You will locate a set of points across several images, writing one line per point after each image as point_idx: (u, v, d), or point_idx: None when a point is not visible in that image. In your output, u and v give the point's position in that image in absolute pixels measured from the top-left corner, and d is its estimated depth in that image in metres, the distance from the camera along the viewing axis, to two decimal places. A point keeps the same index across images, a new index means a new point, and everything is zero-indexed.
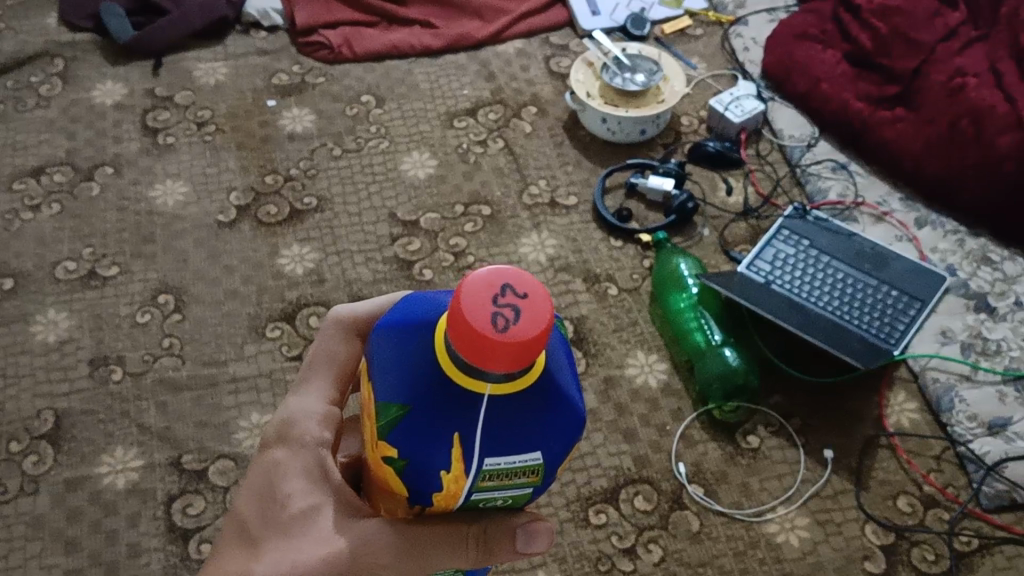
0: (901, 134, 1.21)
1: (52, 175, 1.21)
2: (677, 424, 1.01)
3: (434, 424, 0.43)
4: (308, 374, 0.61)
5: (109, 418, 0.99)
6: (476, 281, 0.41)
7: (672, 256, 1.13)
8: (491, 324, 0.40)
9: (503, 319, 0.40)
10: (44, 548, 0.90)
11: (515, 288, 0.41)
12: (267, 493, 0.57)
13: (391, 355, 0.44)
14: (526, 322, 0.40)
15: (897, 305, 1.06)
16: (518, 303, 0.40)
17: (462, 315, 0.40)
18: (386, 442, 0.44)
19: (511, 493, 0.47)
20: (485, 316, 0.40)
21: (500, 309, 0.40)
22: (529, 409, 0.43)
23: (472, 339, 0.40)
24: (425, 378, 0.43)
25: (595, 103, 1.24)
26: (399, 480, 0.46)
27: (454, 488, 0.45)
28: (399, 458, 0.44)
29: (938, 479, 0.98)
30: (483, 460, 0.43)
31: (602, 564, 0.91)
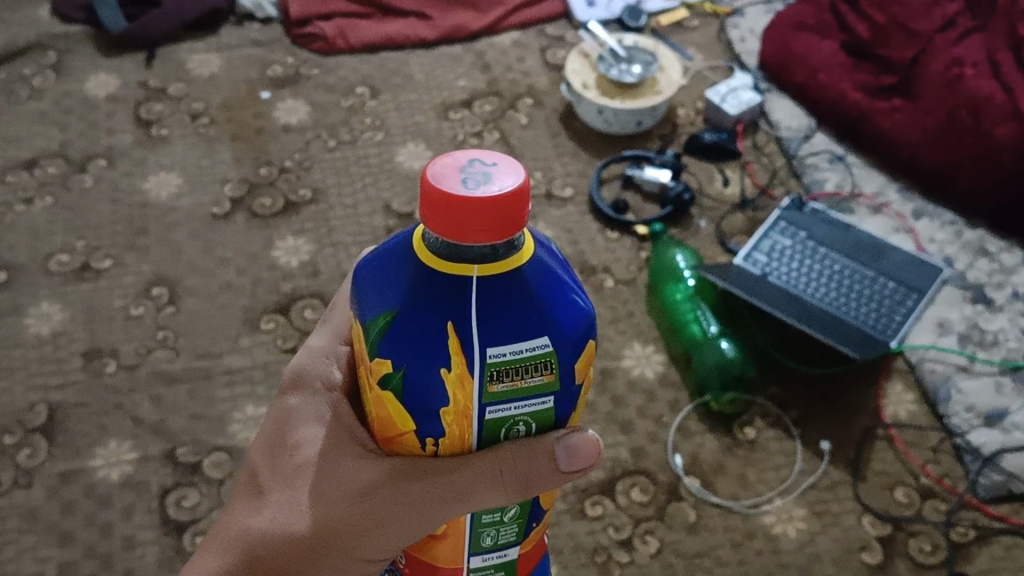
0: (898, 124, 1.21)
1: (44, 167, 1.21)
2: (674, 416, 1.01)
3: (426, 320, 0.42)
4: (328, 318, 0.64)
5: (102, 410, 0.99)
6: (446, 162, 0.43)
7: (669, 247, 1.13)
8: (462, 186, 0.41)
9: (475, 184, 0.41)
10: (38, 540, 0.90)
11: (482, 163, 0.43)
12: (280, 437, 0.60)
13: (376, 277, 0.45)
14: (500, 183, 0.42)
15: (894, 296, 1.06)
16: (486, 172, 0.42)
17: (434, 184, 0.42)
18: (381, 357, 0.44)
19: (527, 404, 0.45)
20: (458, 184, 0.41)
21: (469, 177, 0.42)
22: (522, 289, 0.43)
23: (446, 204, 0.41)
24: (410, 277, 0.43)
25: (590, 95, 1.24)
26: (400, 403, 0.45)
27: (462, 397, 0.44)
28: (395, 371, 0.44)
29: (935, 470, 0.98)
30: (485, 349, 0.42)
31: (598, 556, 0.91)
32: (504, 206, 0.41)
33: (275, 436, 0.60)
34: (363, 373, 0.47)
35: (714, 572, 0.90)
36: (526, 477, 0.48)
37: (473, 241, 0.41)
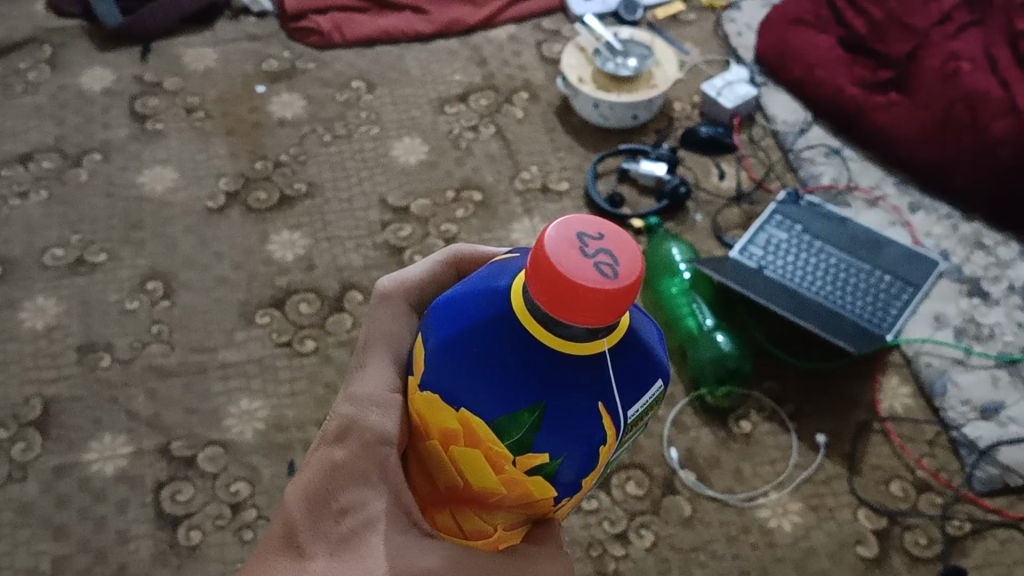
0: (895, 118, 1.20)
1: (39, 161, 1.20)
2: (669, 409, 1.01)
3: (575, 402, 0.41)
4: (366, 354, 0.54)
5: (97, 404, 0.99)
6: (555, 242, 0.40)
7: (664, 241, 1.13)
8: (602, 272, 0.39)
9: (602, 268, 0.39)
10: (32, 534, 0.90)
11: (590, 235, 0.41)
12: (319, 496, 0.51)
13: (478, 366, 0.41)
14: (626, 265, 0.39)
15: (891, 290, 1.06)
16: (605, 247, 0.40)
17: (569, 275, 0.38)
18: (534, 452, 0.41)
19: (632, 437, 0.47)
20: (584, 267, 0.39)
21: (596, 257, 0.39)
22: (632, 338, 0.43)
23: (571, 290, 0.38)
24: (543, 372, 0.40)
25: (587, 88, 1.23)
26: (548, 483, 0.43)
27: (605, 459, 0.44)
28: (552, 461, 0.42)
29: (931, 464, 0.97)
30: (626, 411, 0.43)
31: (593, 550, 0.91)
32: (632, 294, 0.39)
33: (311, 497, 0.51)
34: (483, 471, 0.43)
35: (709, 566, 0.90)
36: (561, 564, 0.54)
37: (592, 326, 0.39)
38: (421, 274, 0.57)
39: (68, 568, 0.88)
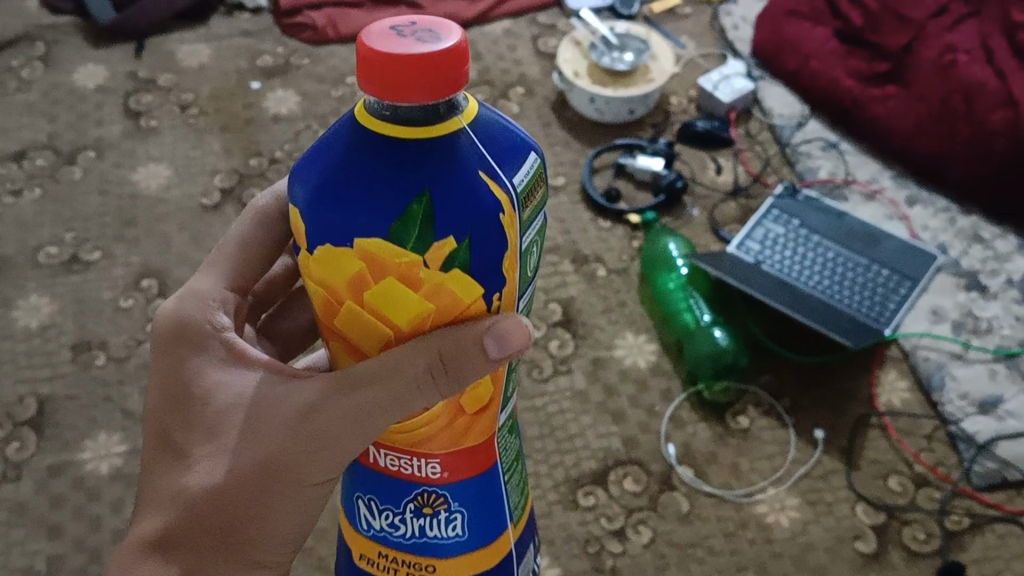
0: (892, 111, 1.20)
1: (33, 158, 1.20)
2: (666, 405, 1.00)
3: (456, 173, 0.40)
4: (214, 262, 0.59)
5: (92, 403, 0.98)
6: (375, 33, 0.40)
7: (661, 236, 1.13)
8: (425, 42, 0.39)
9: (420, 41, 0.40)
10: (28, 534, 0.90)
11: (401, 26, 0.41)
12: (179, 392, 0.54)
13: (364, 185, 0.40)
14: (448, 34, 0.40)
15: (888, 284, 1.06)
16: (421, 28, 0.41)
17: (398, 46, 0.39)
18: (439, 242, 0.40)
19: (535, 227, 0.45)
20: (401, 41, 0.39)
21: (417, 36, 0.40)
22: (485, 115, 0.43)
23: (394, 64, 0.39)
24: (423, 162, 0.39)
25: (583, 83, 1.23)
26: (468, 278, 0.42)
27: (515, 237, 0.42)
28: (460, 245, 0.40)
29: (929, 459, 0.97)
30: (513, 179, 0.42)
31: (590, 546, 0.90)
32: (459, 59, 0.39)
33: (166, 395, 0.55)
34: (392, 293, 0.41)
35: (706, 562, 0.90)
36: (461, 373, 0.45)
37: (428, 99, 0.39)
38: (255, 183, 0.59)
39: (63, 567, 0.88)
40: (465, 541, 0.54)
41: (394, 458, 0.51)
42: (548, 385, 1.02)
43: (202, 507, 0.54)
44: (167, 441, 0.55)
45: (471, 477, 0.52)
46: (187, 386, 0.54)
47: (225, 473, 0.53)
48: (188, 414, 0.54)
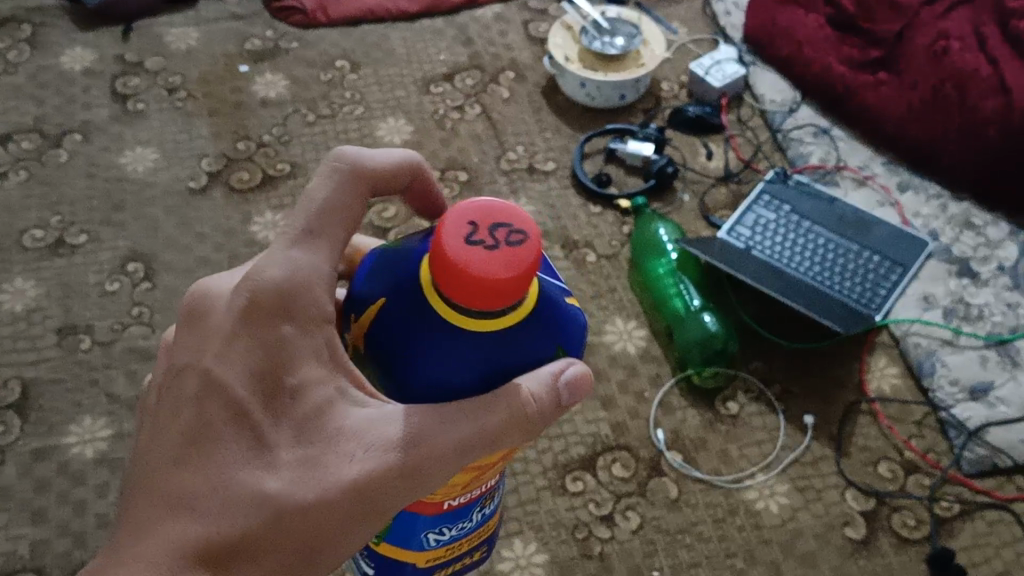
0: (884, 99, 1.19)
1: (19, 141, 1.19)
2: (656, 390, 1.00)
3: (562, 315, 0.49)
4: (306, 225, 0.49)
5: (77, 386, 0.98)
6: (468, 255, 0.44)
7: (651, 221, 1.12)
8: (514, 244, 0.44)
9: (513, 241, 0.44)
10: (11, 518, 0.89)
11: (470, 232, 0.45)
12: (273, 380, 0.48)
13: (521, 358, 0.47)
14: (516, 223, 0.45)
15: (879, 270, 1.06)
16: (482, 227, 0.45)
17: (523, 270, 0.44)
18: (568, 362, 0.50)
19: None
20: (512, 251, 0.44)
21: (498, 236, 0.45)
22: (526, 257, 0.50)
23: (530, 270, 0.44)
24: (536, 321, 0.47)
25: (573, 68, 1.22)
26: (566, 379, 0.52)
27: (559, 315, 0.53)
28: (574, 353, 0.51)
29: (919, 445, 0.97)
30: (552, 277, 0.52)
31: (578, 532, 0.90)
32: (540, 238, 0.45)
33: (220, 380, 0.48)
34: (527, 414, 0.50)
35: (695, 548, 0.90)
36: (537, 424, 0.47)
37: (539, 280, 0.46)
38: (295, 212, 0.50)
39: (47, 552, 0.87)
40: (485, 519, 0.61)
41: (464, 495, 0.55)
42: None
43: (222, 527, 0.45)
44: (202, 452, 0.47)
45: (473, 503, 0.57)
46: (281, 374, 0.48)
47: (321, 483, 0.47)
48: (248, 413, 0.47)
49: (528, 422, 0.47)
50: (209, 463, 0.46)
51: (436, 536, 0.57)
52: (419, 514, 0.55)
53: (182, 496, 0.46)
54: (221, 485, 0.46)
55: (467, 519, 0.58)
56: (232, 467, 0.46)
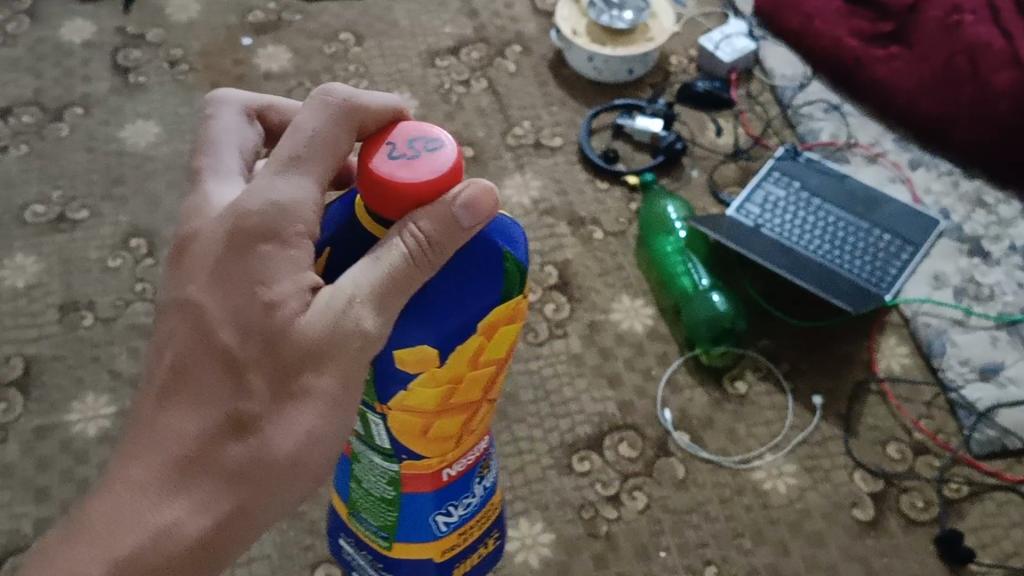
0: (895, 73, 1.18)
1: (19, 115, 1.18)
2: (663, 369, 0.99)
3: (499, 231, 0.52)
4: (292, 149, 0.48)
5: (79, 363, 0.97)
6: (393, 166, 0.47)
7: (660, 197, 1.10)
8: (431, 152, 0.48)
9: (432, 148, 0.48)
10: (14, 497, 0.89)
11: (391, 147, 0.48)
12: (242, 299, 0.47)
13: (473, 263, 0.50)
14: (428, 134, 0.49)
15: (889, 249, 1.04)
16: (403, 142, 0.48)
17: (445, 171, 0.47)
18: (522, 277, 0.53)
19: None
20: (432, 158, 0.48)
21: (416, 147, 0.48)
22: None
23: (455, 171, 0.48)
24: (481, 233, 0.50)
25: (581, 41, 1.20)
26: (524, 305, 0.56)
27: None
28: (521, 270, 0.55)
29: (928, 426, 0.96)
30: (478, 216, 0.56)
31: (585, 512, 0.90)
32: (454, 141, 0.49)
33: (186, 311, 0.48)
34: (500, 341, 0.53)
35: (702, 528, 0.89)
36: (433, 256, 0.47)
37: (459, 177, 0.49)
38: (295, 147, 0.48)
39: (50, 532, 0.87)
40: (484, 495, 0.70)
41: (464, 458, 0.63)
42: (542, 348, 1.00)
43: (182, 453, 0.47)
44: (179, 381, 0.47)
45: (471, 474, 0.65)
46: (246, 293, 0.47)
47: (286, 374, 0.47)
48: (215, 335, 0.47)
49: (422, 250, 0.47)
50: (185, 391, 0.47)
51: (443, 517, 0.66)
52: (430, 488, 0.62)
53: (155, 430, 0.47)
54: (202, 405, 0.47)
55: (470, 494, 0.67)
56: (212, 383, 0.47)
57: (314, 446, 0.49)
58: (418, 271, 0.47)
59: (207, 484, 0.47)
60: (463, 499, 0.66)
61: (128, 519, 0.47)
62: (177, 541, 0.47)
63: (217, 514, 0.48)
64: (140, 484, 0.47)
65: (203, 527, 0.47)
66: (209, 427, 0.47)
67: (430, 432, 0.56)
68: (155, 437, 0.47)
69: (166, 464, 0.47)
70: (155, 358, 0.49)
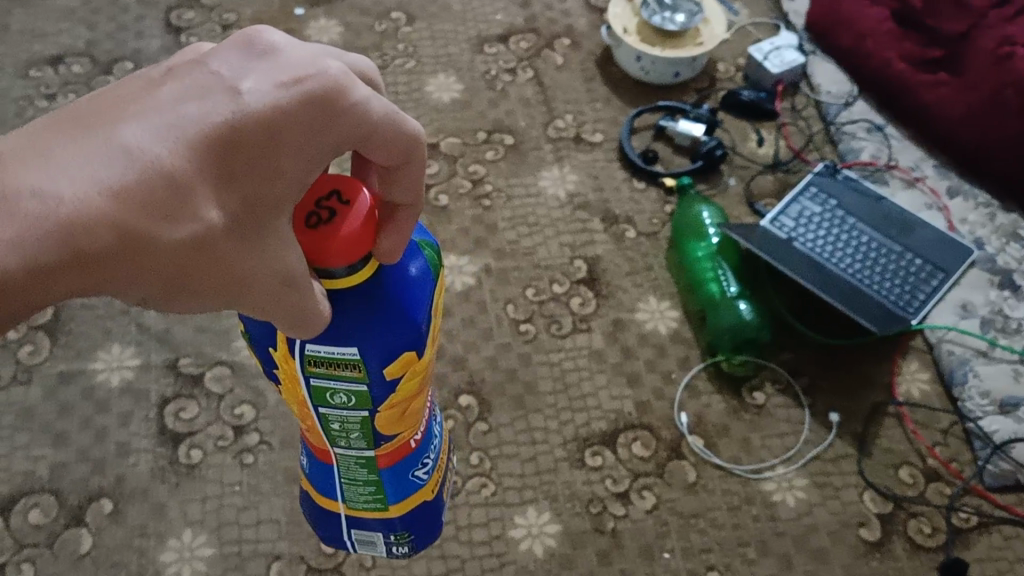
0: (942, 100, 1.17)
1: (69, 65, 1.19)
2: (683, 372, 1.00)
3: None
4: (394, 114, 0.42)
5: (109, 315, 0.99)
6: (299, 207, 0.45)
7: (694, 204, 1.11)
8: (311, 222, 0.44)
9: (320, 222, 0.44)
10: (33, 439, 0.90)
11: (338, 197, 0.45)
12: (278, 137, 0.36)
13: None
14: (344, 218, 0.44)
15: (919, 274, 1.04)
16: (335, 207, 0.45)
17: (305, 251, 0.44)
18: (240, 301, 0.50)
19: (344, 386, 0.52)
20: (341, 232, 0.44)
21: (319, 211, 0.45)
22: (351, 301, 0.47)
23: (316, 255, 0.44)
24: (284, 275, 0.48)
25: (630, 40, 1.21)
26: (248, 328, 0.52)
27: (286, 362, 0.51)
28: (253, 316, 0.50)
29: (943, 453, 0.96)
30: (310, 341, 0.49)
31: (593, 506, 0.90)
32: (354, 242, 0.44)
33: (225, 90, 0.35)
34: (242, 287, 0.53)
35: (708, 534, 0.89)
36: (301, 316, 0.43)
37: (337, 265, 0.45)
38: (387, 102, 0.41)
39: (65, 476, 0.88)
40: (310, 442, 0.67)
41: None
42: (565, 341, 1.01)
43: (154, 213, 0.33)
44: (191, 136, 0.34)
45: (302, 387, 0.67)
46: (284, 138, 0.36)
47: (240, 240, 0.37)
48: (256, 138, 0.35)
49: (295, 315, 0.43)
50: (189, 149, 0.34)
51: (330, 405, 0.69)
52: None
53: (127, 153, 0.32)
54: (195, 180, 0.34)
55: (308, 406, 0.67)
56: (213, 178, 0.35)
57: (187, 297, 0.37)
58: (288, 313, 0.43)
59: (124, 243, 0.32)
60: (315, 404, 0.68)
61: (37, 218, 0.30)
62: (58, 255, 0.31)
63: (82, 273, 0.32)
64: (87, 195, 0.31)
65: (77, 261, 0.31)
66: (194, 203, 0.34)
67: None
68: (147, 163, 0.33)
69: (118, 196, 0.32)
70: (151, 92, 0.35)
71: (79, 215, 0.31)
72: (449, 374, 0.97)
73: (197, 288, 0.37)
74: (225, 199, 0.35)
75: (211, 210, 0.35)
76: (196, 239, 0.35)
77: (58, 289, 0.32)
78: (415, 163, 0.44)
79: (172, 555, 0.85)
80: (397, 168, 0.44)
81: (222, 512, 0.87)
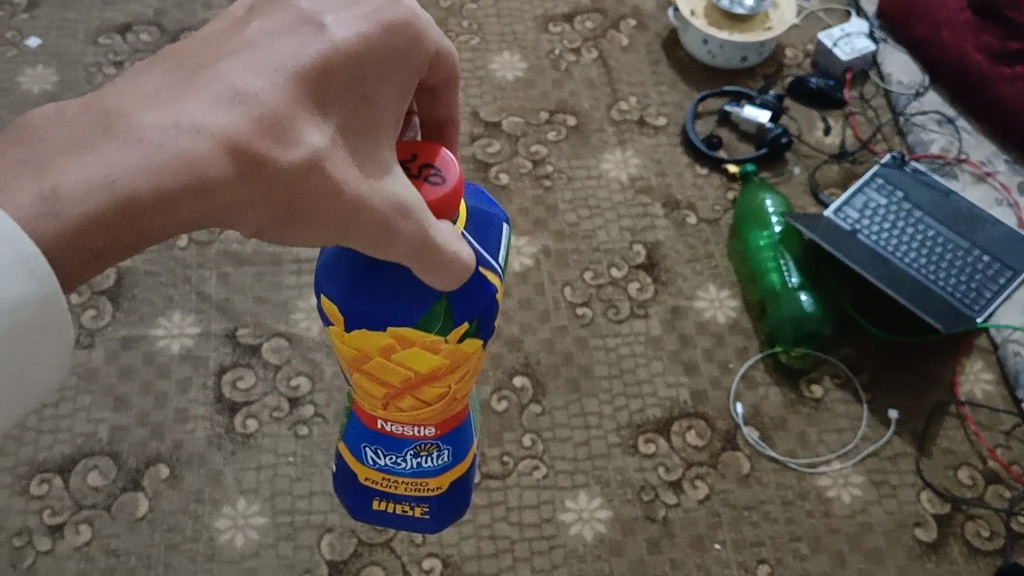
0: (1019, 95, 1.14)
1: (138, 33, 1.20)
2: (741, 363, 0.99)
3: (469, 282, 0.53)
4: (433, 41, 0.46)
5: (170, 282, 1.00)
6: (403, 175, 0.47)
7: (759, 190, 1.09)
8: (433, 181, 0.47)
9: (438, 176, 0.47)
10: (94, 401, 0.92)
11: (414, 157, 0.48)
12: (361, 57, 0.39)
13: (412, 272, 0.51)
14: (447, 169, 0.47)
15: (986, 272, 1.01)
16: (428, 162, 0.48)
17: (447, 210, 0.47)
18: (456, 325, 0.54)
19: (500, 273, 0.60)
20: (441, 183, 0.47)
21: (428, 173, 0.47)
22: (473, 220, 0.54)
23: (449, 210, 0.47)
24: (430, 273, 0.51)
25: (698, 23, 1.19)
26: (473, 341, 0.57)
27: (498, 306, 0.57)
28: (470, 324, 0.54)
29: (1004, 456, 0.94)
30: (493, 261, 0.55)
31: (645, 494, 0.90)
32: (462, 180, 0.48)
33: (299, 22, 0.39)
34: (417, 359, 0.55)
35: (760, 527, 0.89)
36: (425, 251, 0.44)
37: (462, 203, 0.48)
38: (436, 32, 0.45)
39: (124, 439, 0.89)
40: (447, 460, 0.72)
41: (397, 427, 0.66)
42: (622, 326, 1.00)
43: (271, 134, 0.35)
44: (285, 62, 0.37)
45: (405, 441, 0.68)
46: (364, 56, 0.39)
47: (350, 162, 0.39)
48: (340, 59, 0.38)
49: (421, 245, 0.43)
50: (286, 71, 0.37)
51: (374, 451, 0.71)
52: (369, 427, 0.68)
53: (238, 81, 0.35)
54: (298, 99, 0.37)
55: (407, 454, 0.70)
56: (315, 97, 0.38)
57: (316, 230, 0.39)
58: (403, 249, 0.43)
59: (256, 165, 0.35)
60: (392, 452, 0.70)
61: (176, 146, 0.32)
62: (197, 175, 0.33)
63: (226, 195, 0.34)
64: (206, 119, 0.34)
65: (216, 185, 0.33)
66: (304, 126, 0.37)
67: (352, 377, 0.60)
68: (256, 94, 0.35)
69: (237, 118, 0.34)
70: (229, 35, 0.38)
71: (208, 140, 0.33)
72: (505, 355, 0.97)
73: (325, 220, 0.39)
74: (329, 119, 0.38)
75: (317, 131, 0.37)
76: (317, 163, 0.37)
77: (200, 209, 0.34)
78: (454, 86, 0.49)
79: (226, 522, 0.86)
80: (437, 91, 0.49)
81: (276, 482, 0.88)
